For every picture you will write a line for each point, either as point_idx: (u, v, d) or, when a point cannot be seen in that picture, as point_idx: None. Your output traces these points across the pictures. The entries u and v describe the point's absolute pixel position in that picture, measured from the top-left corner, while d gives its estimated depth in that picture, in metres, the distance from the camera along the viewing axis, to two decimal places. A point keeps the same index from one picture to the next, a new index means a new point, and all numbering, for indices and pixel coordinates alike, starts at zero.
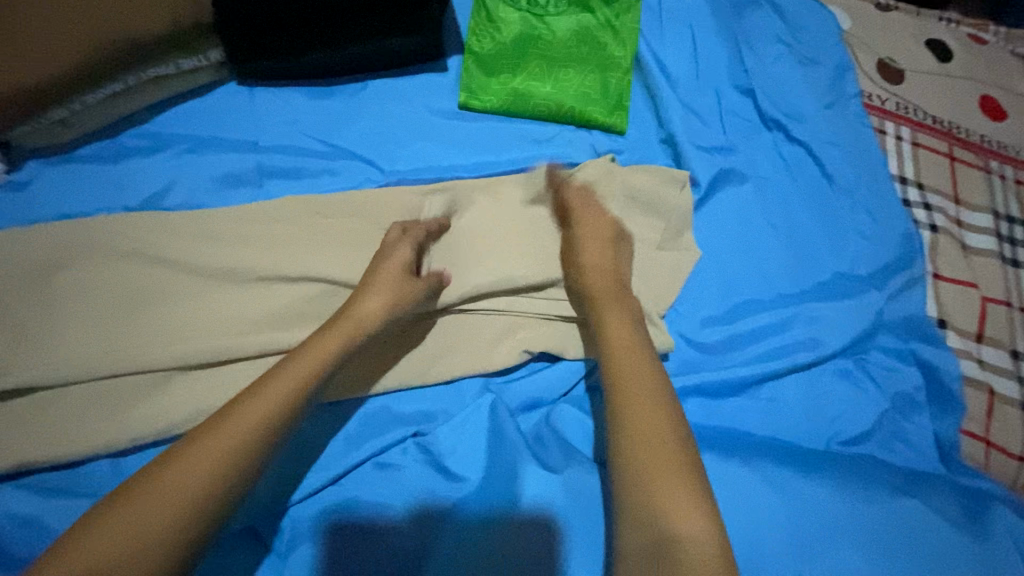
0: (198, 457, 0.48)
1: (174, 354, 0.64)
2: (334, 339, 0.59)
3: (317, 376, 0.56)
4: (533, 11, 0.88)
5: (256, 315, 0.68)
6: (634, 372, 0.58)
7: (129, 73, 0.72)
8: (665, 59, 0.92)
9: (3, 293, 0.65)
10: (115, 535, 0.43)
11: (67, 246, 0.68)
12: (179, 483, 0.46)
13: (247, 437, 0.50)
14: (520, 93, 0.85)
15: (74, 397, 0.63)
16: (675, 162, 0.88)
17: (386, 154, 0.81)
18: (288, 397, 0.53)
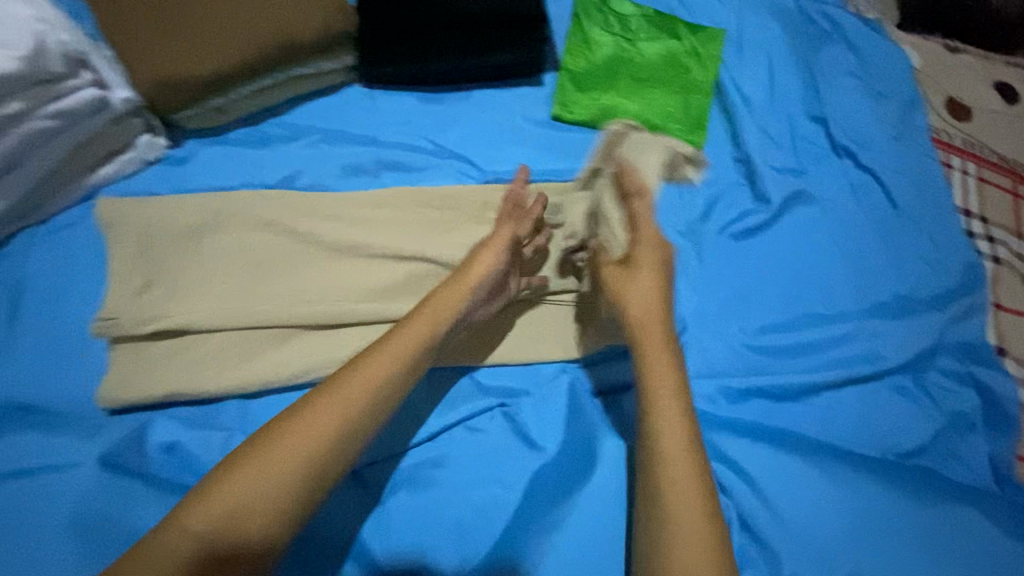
0: (313, 423, 0.53)
1: (302, 313, 0.72)
2: (418, 326, 0.61)
3: (404, 363, 0.59)
4: (625, 36, 0.97)
5: (369, 287, 0.75)
6: (671, 420, 0.56)
7: (280, 69, 0.82)
8: (743, 85, 0.99)
9: (161, 249, 0.73)
10: (224, 503, 0.49)
11: (214, 213, 0.76)
12: (281, 455, 0.51)
13: (339, 422, 0.54)
14: (608, 109, 0.93)
15: (215, 344, 0.71)
16: (748, 181, 0.95)
17: (486, 155, 0.90)
18: (374, 384, 0.56)
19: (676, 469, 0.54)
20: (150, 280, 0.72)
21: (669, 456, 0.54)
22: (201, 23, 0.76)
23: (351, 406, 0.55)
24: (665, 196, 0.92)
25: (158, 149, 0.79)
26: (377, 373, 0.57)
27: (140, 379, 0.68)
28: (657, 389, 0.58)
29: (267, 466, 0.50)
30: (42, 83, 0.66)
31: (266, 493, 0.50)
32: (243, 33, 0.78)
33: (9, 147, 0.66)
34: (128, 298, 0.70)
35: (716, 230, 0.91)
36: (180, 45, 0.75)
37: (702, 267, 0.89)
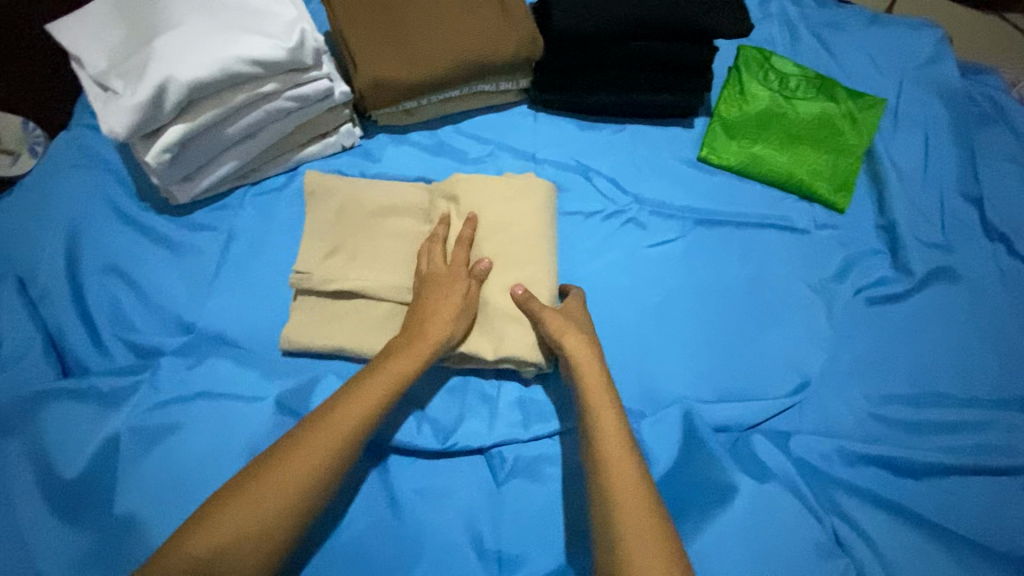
0: (315, 443, 0.61)
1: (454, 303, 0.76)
2: (389, 375, 0.66)
3: (389, 395, 0.66)
4: (783, 93, 1.00)
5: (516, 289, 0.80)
6: (614, 432, 0.64)
7: (467, 85, 0.92)
8: (895, 155, 0.99)
9: (350, 221, 0.83)
10: (226, 527, 0.55)
11: (396, 199, 0.85)
12: (281, 476, 0.58)
13: (328, 452, 0.61)
14: (756, 158, 0.97)
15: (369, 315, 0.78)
16: (890, 248, 0.95)
17: (630, 184, 0.96)
18: (363, 412, 0.63)
19: (620, 473, 0.61)
20: (336, 245, 0.81)
21: (618, 474, 0.60)
22: (414, 36, 0.88)
23: (351, 422, 0.63)
24: (803, 251, 0.94)
25: (354, 137, 0.91)
26: (375, 389, 0.65)
27: (315, 329, 0.77)
28: (597, 400, 0.67)
29: (278, 484, 0.58)
30: (293, 71, 0.77)
31: (260, 527, 0.56)
32: (446, 49, 0.87)
33: (254, 119, 0.78)
34: (316, 259, 0.79)
35: (850, 292, 0.91)
36: (393, 53, 0.87)
37: (833, 325, 0.89)
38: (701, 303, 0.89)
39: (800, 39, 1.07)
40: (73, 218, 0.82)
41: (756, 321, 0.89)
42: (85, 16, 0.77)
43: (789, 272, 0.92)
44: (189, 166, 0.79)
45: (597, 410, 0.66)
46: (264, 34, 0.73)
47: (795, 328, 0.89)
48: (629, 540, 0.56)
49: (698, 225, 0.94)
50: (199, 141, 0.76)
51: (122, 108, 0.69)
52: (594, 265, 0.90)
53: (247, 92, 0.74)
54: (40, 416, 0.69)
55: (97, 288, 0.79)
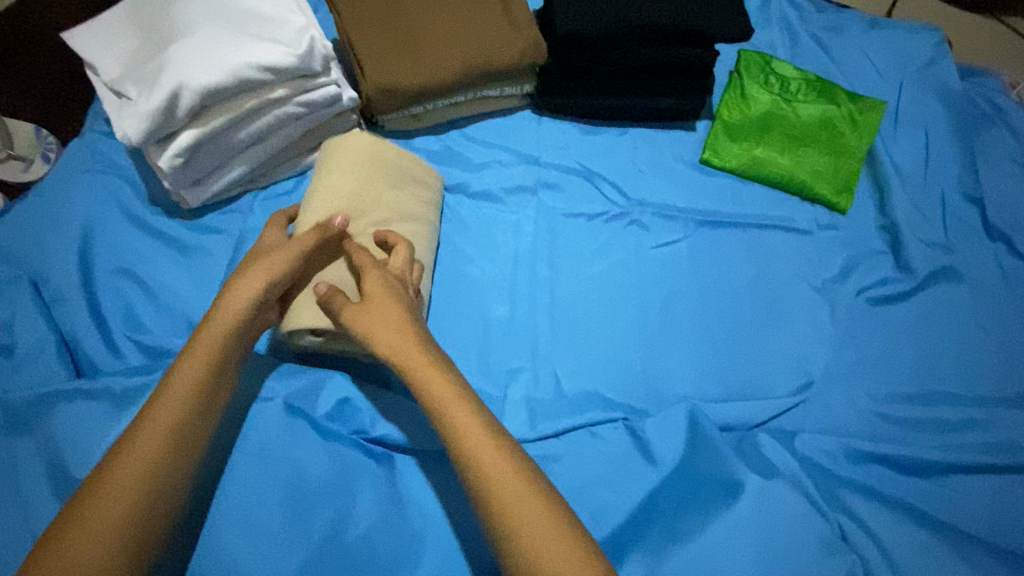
0: (143, 450, 0.59)
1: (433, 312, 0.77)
2: (197, 355, 0.64)
3: (202, 378, 0.64)
4: (783, 96, 1.02)
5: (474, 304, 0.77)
6: (472, 423, 0.59)
7: (472, 90, 0.93)
8: (896, 156, 1.00)
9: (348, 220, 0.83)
10: (59, 560, 0.53)
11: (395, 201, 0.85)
12: (116, 491, 0.57)
13: (159, 453, 0.59)
14: (758, 160, 0.98)
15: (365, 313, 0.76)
16: (891, 248, 0.96)
17: (634, 186, 0.97)
18: (173, 405, 0.61)
19: (494, 467, 0.57)
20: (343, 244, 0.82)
21: (493, 469, 0.57)
22: (420, 43, 0.89)
23: (167, 419, 0.61)
24: (804, 251, 0.95)
25: None
26: (190, 378, 0.63)
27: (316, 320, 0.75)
28: (446, 393, 0.61)
29: (108, 501, 0.56)
30: (302, 77, 0.78)
31: (100, 545, 0.54)
32: (451, 55, 0.89)
33: (263, 124, 0.79)
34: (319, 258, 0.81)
35: (852, 291, 0.92)
36: (399, 59, 0.88)
37: (835, 324, 0.90)
38: (704, 304, 0.90)
39: (801, 43, 1.08)
40: (86, 222, 0.83)
41: (759, 321, 0.90)
42: (100, 25, 0.78)
43: (791, 273, 0.93)
44: (199, 171, 0.80)
45: (446, 399, 0.61)
46: (274, 41, 0.75)
47: (797, 327, 0.89)
48: (527, 535, 0.54)
49: (701, 226, 0.95)
50: (209, 146, 0.78)
51: (137, 114, 0.71)
52: (599, 265, 0.91)
53: (257, 98, 0.76)
54: (53, 414, 0.70)
55: (108, 288, 0.80)
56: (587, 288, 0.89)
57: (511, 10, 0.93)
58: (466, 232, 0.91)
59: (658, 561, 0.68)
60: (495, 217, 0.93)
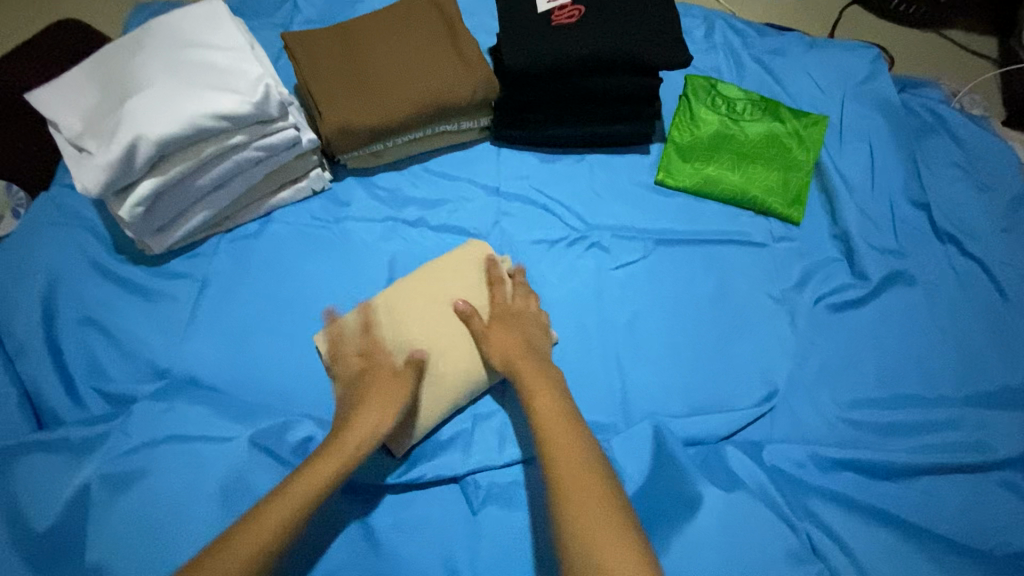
0: (289, 507, 0.61)
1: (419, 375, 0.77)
2: (363, 426, 0.69)
3: (360, 451, 0.67)
4: (731, 116, 1.05)
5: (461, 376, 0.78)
6: (561, 423, 0.67)
7: (428, 126, 0.96)
8: (843, 168, 1.04)
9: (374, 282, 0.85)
10: None
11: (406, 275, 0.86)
12: (255, 538, 0.58)
13: (300, 512, 0.61)
14: (710, 179, 1.01)
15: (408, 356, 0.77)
16: (846, 257, 0.98)
17: (592, 211, 1.00)
18: (334, 471, 0.65)
19: (572, 468, 0.62)
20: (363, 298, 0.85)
21: (563, 462, 0.63)
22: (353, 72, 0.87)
23: (320, 481, 0.64)
24: (762, 264, 0.97)
25: (323, 180, 0.95)
26: (350, 447, 0.67)
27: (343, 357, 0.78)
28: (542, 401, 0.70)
29: (246, 547, 0.57)
30: (260, 123, 0.81)
31: None
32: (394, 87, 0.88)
33: (224, 169, 0.82)
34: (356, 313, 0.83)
35: (810, 300, 0.94)
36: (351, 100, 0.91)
37: (796, 334, 0.92)
38: (668, 321, 0.92)
39: (745, 66, 1.14)
40: (52, 274, 0.84)
41: (723, 335, 0.91)
42: (61, 84, 0.81)
43: (750, 284, 0.95)
44: (162, 218, 0.82)
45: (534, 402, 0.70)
46: (230, 90, 0.78)
47: (760, 339, 0.91)
48: (586, 521, 0.57)
49: (659, 245, 0.97)
50: (170, 194, 0.80)
51: (95, 167, 0.73)
52: (562, 289, 0.93)
53: (215, 145, 0.78)
54: (10, 468, 0.70)
55: (71, 339, 0.81)
56: (551, 312, 0.91)
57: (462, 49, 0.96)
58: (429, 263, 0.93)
59: None
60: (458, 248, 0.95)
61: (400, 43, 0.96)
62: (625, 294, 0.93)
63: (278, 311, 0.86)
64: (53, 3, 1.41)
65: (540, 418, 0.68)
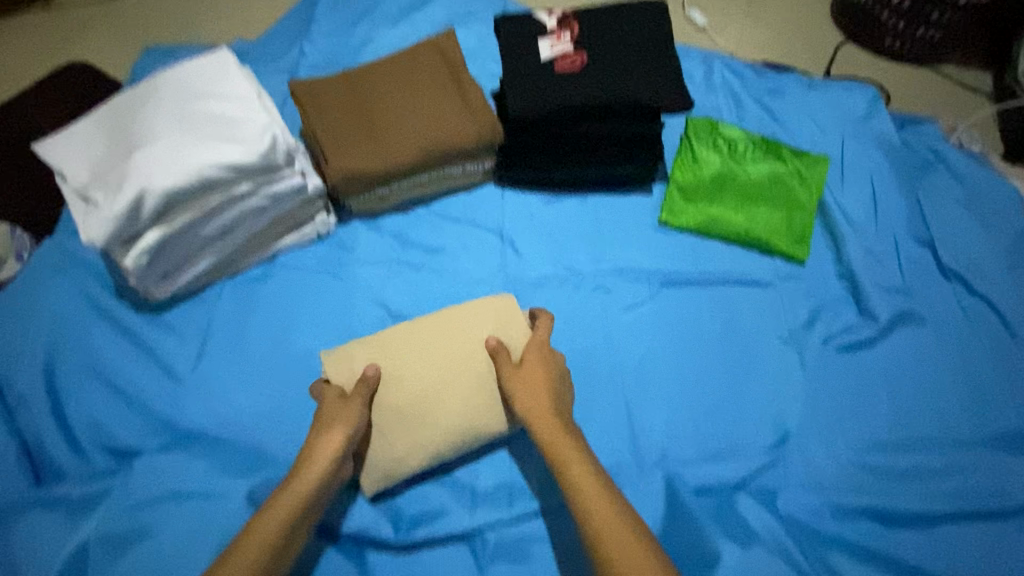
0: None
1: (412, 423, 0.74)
2: (307, 474, 0.65)
3: (307, 499, 0.64)
4: (732, 157, 1.06)
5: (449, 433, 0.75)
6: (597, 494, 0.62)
7: (433, 170, 0.97)
8: (847, 206, 1.04)
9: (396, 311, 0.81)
10: None
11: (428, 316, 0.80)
12: None
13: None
14: (714, 219, 1.01)
15: (403, 399, 0.74)
16: (853, 296, 0.98)
17: (596, 252, 1.00)
18: (280, 525, 0.62)
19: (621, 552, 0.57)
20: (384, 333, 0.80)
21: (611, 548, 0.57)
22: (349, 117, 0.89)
23: (268, 538, 0.60)
24: (769, 304, 0.97)
25: (328, 225, 0.95)
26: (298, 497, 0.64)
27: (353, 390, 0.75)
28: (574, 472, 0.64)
29: None
30: (267, 172, 0.82)
31: None
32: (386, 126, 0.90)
33: (230, 218, 0.82)
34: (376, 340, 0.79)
35: (820, 341, 0.93)
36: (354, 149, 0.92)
37: (806, 375, 0.90)
38: (676, 363, 0.90)
39: (745, 106, 1.15)
40: (53, 321, 0.84)
41: (731, 377, 0.90)
42: (70, 134, 0.82)
43: (758, 324, 0.95)
44: (166, 266, 0.82)
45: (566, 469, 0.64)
46: (237, 141, 0.79)
47: (770, 381, 0.90)
48: None
49: (664, 287, 0.97)
50: (176, 243, 0.80)
51: (102, 218, 0.73)
52: (570, 332, 0.92)
53: (221, 195, 0.79)
54: (10, 529, 0.68)
55: (71, 390, 0.79)
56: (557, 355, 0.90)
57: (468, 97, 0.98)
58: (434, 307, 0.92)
59: None
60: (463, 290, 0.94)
61: (405, 91, 0.98)
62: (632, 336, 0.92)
63: (282, 360, 0.84)
64: (63, 46, 1.44)
65: (578, 490, 0.62)
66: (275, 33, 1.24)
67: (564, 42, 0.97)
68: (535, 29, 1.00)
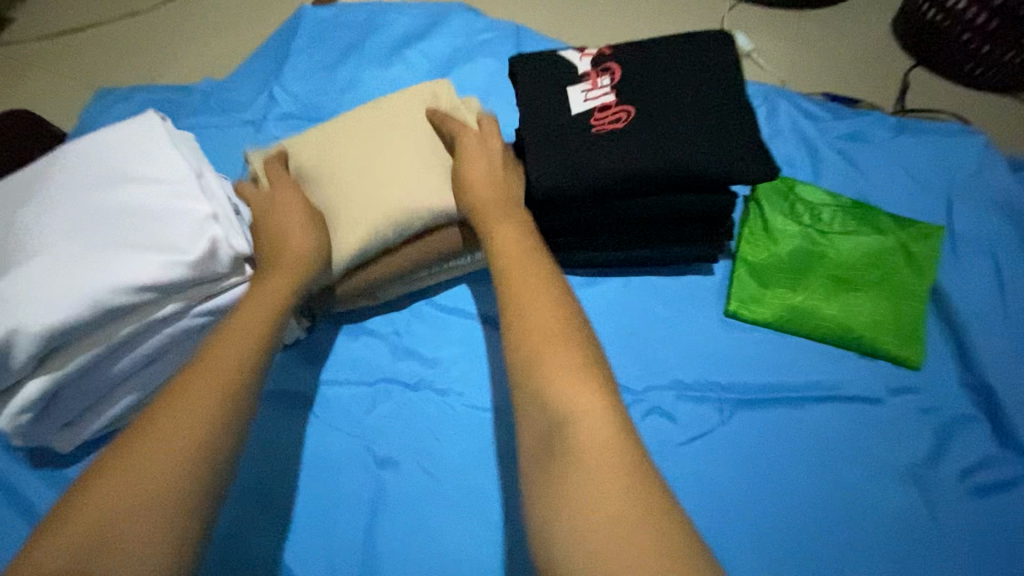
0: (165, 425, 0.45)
1: (361, 196, 0.70)
2: (242, 340, 0.54)
3: (243, 357, 0.52)
4: (817, 227, 0.83)
5: (408, 159, 0.72)
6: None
7: (435, 263, 0.75)
8: (967, 290, 0.81)
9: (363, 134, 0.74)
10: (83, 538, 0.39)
11: (390, 129, 0.74)
12: (138, 464, 0.43)
13: (198, 410, 0.47)
14: (800, 312, 0.78)
15: (347, 200, 0.71)
16: (990, 417, 0.74)
17: (646, 359, 0.77)
18: (212, 376, 0.49)
19: None
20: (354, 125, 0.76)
21: None
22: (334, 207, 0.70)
23: (217, 375, 0.49)
24: (880, 429, 0.72)
25: (294, 332, 0.72)
26: (233, 351, 0.52)
27: (322, 164, 0.73)
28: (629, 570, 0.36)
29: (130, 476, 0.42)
30: (202, 283, 0.59)
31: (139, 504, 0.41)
32: (377, 220, 0.68)
33: (152, 346, 0.59)
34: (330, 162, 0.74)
35: (952, 480, 0.70)
36: (308, 224, 0.66)
37: (942, 537, 0.66)
38: (762, 520, 0.67)
39: (821, 157, 0.92)
40: None
41: (843, 539, 0.66)
42: None
43: (867, 459, 0.71)
44: (67, 414, 0.59)
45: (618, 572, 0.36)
46: (158, 246, 0.56)
47: (896, 549, 0.66)
48: None
49: (739, 407, 0.74)
50: (76, 385, 0.58)
51: None
52: None
53: (136, 321, 0.56)
54: None
55: None
56: None
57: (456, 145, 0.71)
58: (440, 445, 0.71)
59: None
60: (472, 418, 0.72)
61: (391, 153, 0.72)
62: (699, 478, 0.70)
63: (243, 530, 0.65)
64: (2, 92, 1.23)
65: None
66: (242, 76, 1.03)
67: (603, 91, 0.74)
68: (563, 73, 0.76)
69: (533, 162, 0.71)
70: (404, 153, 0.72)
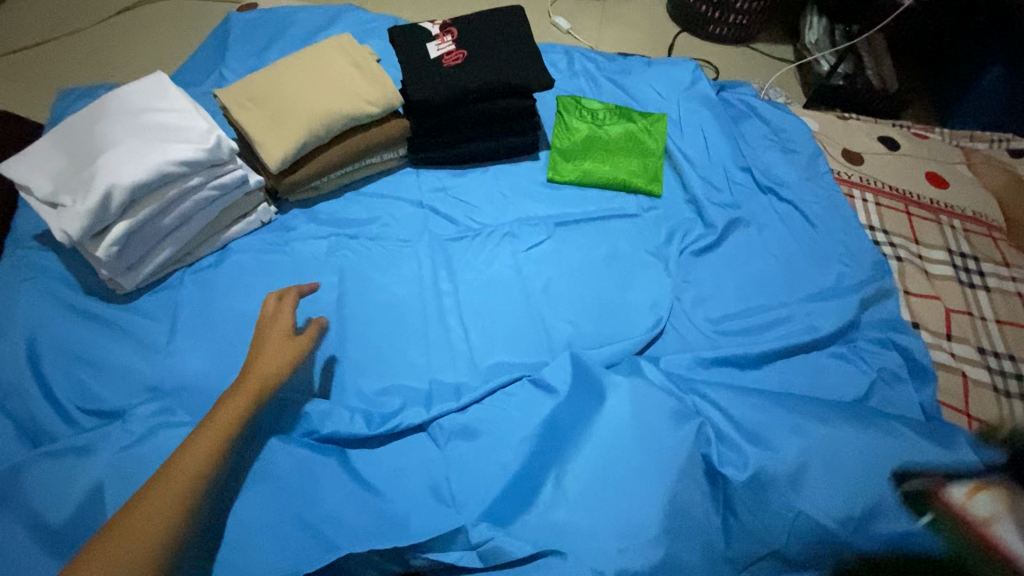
0: (195, 453, 0.70)
1: (307, 105, 1.08)
2: (236, 407, 0.76)
3: (237, 428, 0.74)
4: (595, 123, 1.34)
5: (337, 84, 1.12)
6: None
7: (357, 162, 1.17)
8: (686, 150, 1.34)
9: (305, 72, 1.13)
10: (133, 526, 0.62)
11: (323, 68, 1.14)
12: (187, 460, 0.69)
13: (212, 452, 0.71)
14: (589, 171, 1.27)
15: (297, 108, 1.08)
16: (699, 214, 1.26)
17: (500, 208, 1.23)
18: (211, 448, 0.71)
19: None
20: (295, 67, 1.14)
21: None
22: (288, 112, 1.07)
23: (217, 438, 0.72)
24: (639, 227, 1.22)
25: (269, 213, 1.12)
26: (232, 419, 0.75)
27: (274, 89, 1.10)
28: None
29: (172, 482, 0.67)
30: (213, 166, 0.97)
31: (164, 520, 0.64)
32: (320, 119, 1.07)
33: (185, 208, 0.97)
34: (282, 88, 1.10)
35: (679, 249, 1.20)
36: (272, 131, 1.06)
37: (671, 273, 1.15)
38: (573, 278, 1.13)
39: (601, 86, 1.44)
40: (31, 321, 0.94)
41: (620, 281, 1.13)
42: (30, 154, 0.94)
43: (632, 242, 1.20)
44: (133, 255, 0.95)
45: None
46: (185, 141, 0.94)
47: (650, 283, 1.13)
48: None
49: (558, 226, 1.21)
50: (141, 233, 0.94)
51: (74, 214, 0.86)
52: (487, 272, 1.12)
53: (178, 187, 0.94)
54: (23, 480, 0.78)
55: (57, 373, 0.90)
56: (479, 286, 1.10)
57: (367, 77, 1.14)
58: (373, 266, 1.09)
59: (562, 470, 0.82)
60: (392, 249, 1.13)
61: (320, 80, 1.12)
62: (537, 263, 1.14)
63: (245, 322, 0.99)
64: None
65: None
66: (191, 65, 1.39)
67: (447, 44, 1.20)
68: (423, 35, 1.21)
69: (415, 83, 1.15)
70: (333, 81, 1.12)
